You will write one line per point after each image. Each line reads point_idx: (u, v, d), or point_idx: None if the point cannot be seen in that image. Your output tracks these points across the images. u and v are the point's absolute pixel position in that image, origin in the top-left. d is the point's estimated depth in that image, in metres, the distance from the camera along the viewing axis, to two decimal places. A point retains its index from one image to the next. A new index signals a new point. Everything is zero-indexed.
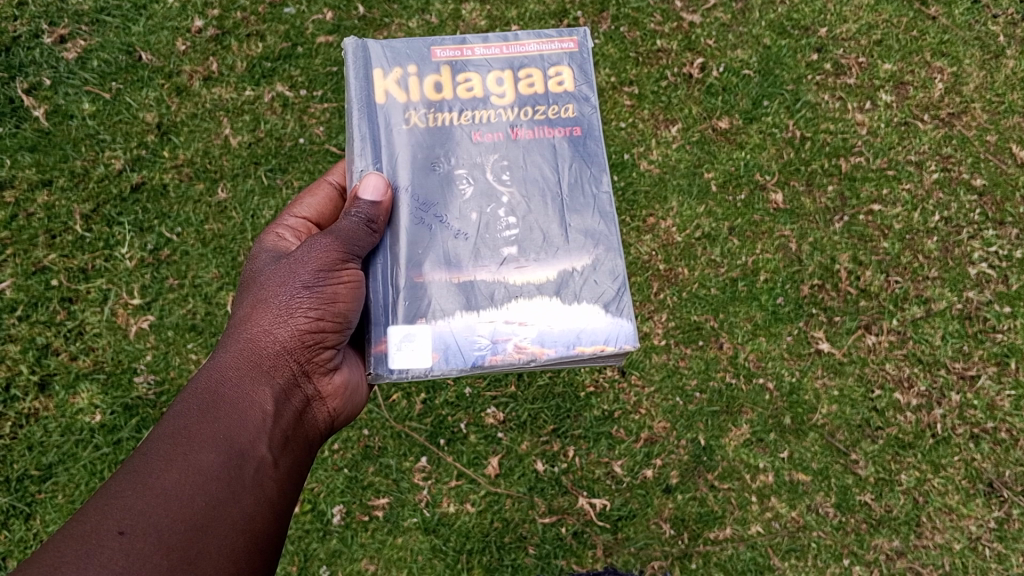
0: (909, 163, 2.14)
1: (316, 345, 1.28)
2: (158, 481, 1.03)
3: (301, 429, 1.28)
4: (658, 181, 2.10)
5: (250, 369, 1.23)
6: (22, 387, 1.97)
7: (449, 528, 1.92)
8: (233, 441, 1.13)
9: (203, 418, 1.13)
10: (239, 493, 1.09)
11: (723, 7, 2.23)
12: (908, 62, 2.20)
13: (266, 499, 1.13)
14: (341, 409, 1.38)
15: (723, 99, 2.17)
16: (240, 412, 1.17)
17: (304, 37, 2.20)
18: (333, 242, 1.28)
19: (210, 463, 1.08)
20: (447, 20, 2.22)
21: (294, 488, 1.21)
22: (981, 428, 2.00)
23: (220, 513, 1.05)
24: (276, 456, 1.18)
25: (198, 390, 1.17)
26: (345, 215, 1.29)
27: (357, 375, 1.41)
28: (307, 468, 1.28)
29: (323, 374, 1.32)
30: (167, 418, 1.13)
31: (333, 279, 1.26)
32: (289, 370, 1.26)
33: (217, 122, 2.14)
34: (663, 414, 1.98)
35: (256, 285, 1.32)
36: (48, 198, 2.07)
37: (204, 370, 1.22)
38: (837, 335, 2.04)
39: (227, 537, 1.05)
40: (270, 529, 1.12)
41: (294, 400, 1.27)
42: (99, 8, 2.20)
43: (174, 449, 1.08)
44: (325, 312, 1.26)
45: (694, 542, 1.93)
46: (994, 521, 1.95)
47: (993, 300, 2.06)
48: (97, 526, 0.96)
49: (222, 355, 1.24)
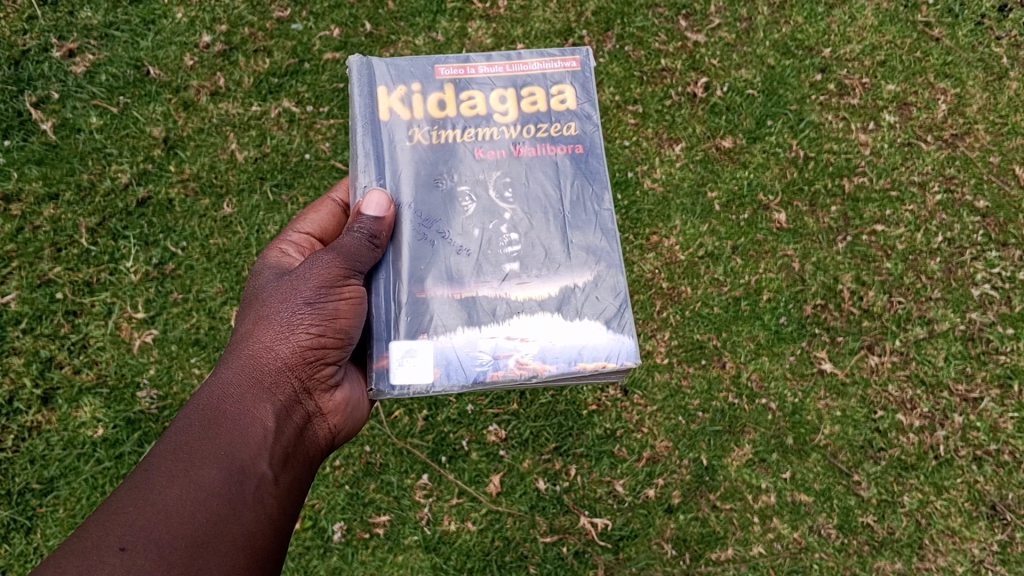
0: (912, 184, 2.15)
1: (317, 361, 1.29)
2: (159, 497, 1.03)
3: (301, 446, 1.28)
4: (661, 200, 2.11)
5: (251, 386, 1.23)
6: (25, 400, 1.97)
7: (450, 546, 1.92)
8: (234, 457, 1.13)
9: (205, 434, 1.14)
10: (239, 510, 1.09)
11: (727, 27, 2.25)
12: (911, 83, 2.22)
13: (266, 516, 1.13)
14: (342, 426, 1.38)
15: (727, 118, 2.18)
16: (241, 428, 1.18)
17: (311, 54, 2.23)
18: (335, 259, 1.28)
19: (211, 479, 1.08)
20: (453, 38, 2.24)
21: (294, 505, 1.21)
22: (984, 450, 1.99)
23: (220, 530, 1.05)
24: (276, 473, 1.18)
25: (199, 406, 1.17)
26: (347, 232, 1.30)
27: (359, 392, 1.41)
28: (307, 484, 1.27)
29: (324, 390, 1.32)
30: (169, 433, 1.14)
31: (335, 295, 1.27)
32: (290, 386, 1.27)
33: (224, 137, 2.16)
34: (665, 433, 1.98)
35: (258, 301, 1.33)
36: (54, 211, 2.09)
37: (205, 386, 1.22)
38: (840, 355, 2.04)
39: (227, 554, 1.05)
40: (269, 546, 1.12)
41: (295, 417, 1.27)
42: (108, 23, 2.22)
43: (176, 464, 1.08)
44: (327, 328, 1.27)
45: (695, 562, 1.92)
46: (997, 544, 1.94)
47: (996, 322, 2.06)
48: (98, 542, 0.96)
49: (223, 372, 1.24)
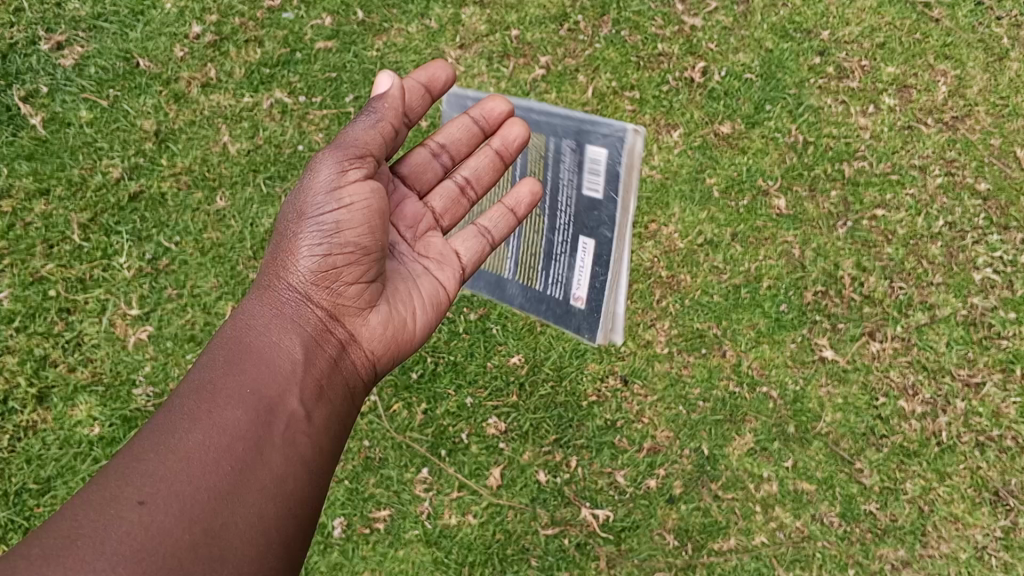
0: (913, 167, 2.12)
1: (339, 285, 1.42)
2: (182, 444, 1.18)
3: (338, 375, 1.41)
4: (659, 187, 2.09)
5: (278, 320, 1.41)
6: (19, 399, 1.95)
7: (450, 539, 1.91)
8: (261, 396, 1.28)
9: (232, 372, 1.30)
10: (265, 453, 1.22)
11: (725, 11, 2.21)
12: (911, 64, 2.19)
13: (298, 452, 1.26)
14: (382, 354, 1.49)
15: (725, 103, 2.15)
16: (269, 364, 1.34)
17: (302, 43, 2.19)
18: (340, 158, 1.40)
19: (233, 421, 1.23)
20: (447, 25, 2.20)
21: (332, 435, 1.35)
22: (986, 435, 1.98)
23: (246, 475, 1.18)
24: (307, 408, 1.32)
25: (239, 339, 1.38)
26: (348, 134, 1.43)
27: (401, 313, 1.51)
28: (347, 413, 1.41)
29: (356, 319, 1.45)
30: (206, 367, 1.33)
31: (338, 209, 1.38)
32: (317, 317, 1.42)
33: (216, 129, 2.13)
34: (666, 423, 1.97)
35: (276, 232, 1.48)
36: (45, 207, 2.06)
37: (234, 323, 1.42)
38: (841, 343, 2.02)
39: (256, 505, 1.17)
40: (301, 489, 1.24)
41: (328, 347, 1.42)
42: (96, 15, 2.18)
43: (201, 407, 1.24)
44: (338, 257, 1.40)
45: (698, 552, 1.92)
46: (999, 530, 1.93)
47: (998, 306, 2.05)
48: (122, 495, 1.10)
49: (252, 308, 1.43)
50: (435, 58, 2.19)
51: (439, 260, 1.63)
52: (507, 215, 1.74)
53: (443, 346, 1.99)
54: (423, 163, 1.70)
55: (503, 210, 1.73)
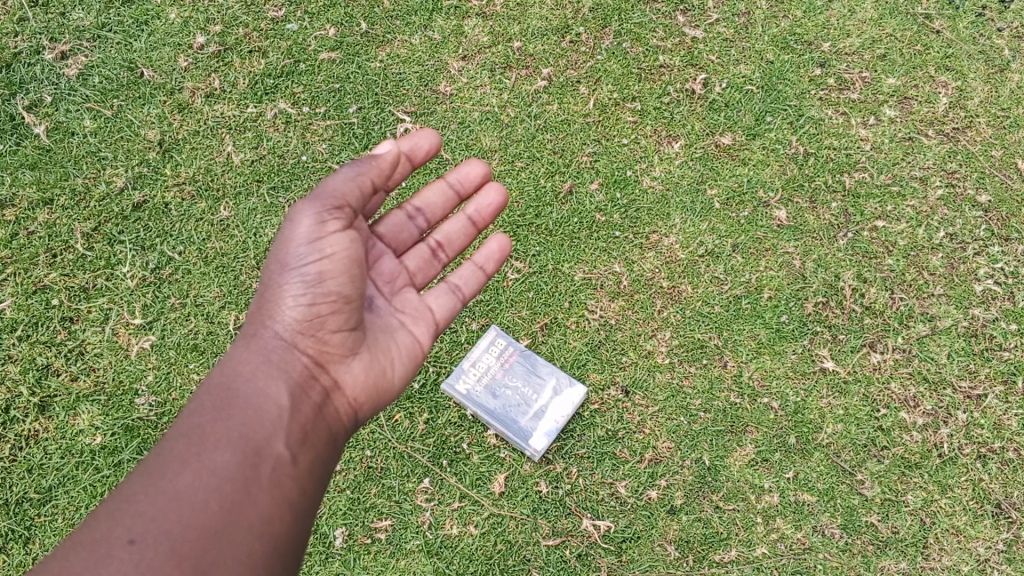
0: (913, 179, 2.13)
1: (323, 333, 1.42)
2: (172, 487, 1.25)
3: (323, 421, 1.42)
4: (660, 198, 2.10)
5: (262, 365, 1.41)
6: (22, 409, 1.96)
7: (452, 550, 1.91)
8: (249, 440, 1.32)
9: (221, 417, 1.34)
10: (254, 494, 1.27)
11: (725, 23, 2.24)
12: (912, 76, 2.20)
13: (284, 496, 1.30)
14: (366, 401, 1.48)
15: (726, 115, 2.17)
16: (256, 408, 1.36)
17: (307, 54, 2.21)
18: (319, 208, 1.41)
19: (222, 467, 1.28)
20: (450, 36, 2.23)
21: (320, 480, 1.38)
22: (988, 447, 1.97)
23: (233, 519, 1.24)
24: (295, 452, 1.35)
25: (223, 382, 1.40)
26: (331, 179, 1.44)
27: (383, 360, 1.50)
28: (334, 458, 1.43)
29: (338, 366, 1.44)
30: (194, 412, 1.36)
31: (320, 258, 1.41)
32: (301, 362, 1.42)
33: (220, 139, 2.14)
34: (667, 433, 1.97)
35: (261, 280, 1.49)
36: (49, 216, 2.08)
37: (222, 367, 1.43)
38: (842, 353, 2.02)
39: (244, 544, 1.23)
40: (289, 530, 1.29)
41: (312, 393, 1.41)
42: (101, 25, 2.23)
43: (190, 451, 1.30)
44: (322, 304, 1.41)
45: (699, 563, 1.91)
46: (1002, 543, 1.93)
47: (999, 318, 2.05)
48: (113, 535, 1.20)
49: (239, 351, 1.44)
50: (437, 70, 2.21)
51: (416, 314, 1.61)
52: (477, 273, 1.74)
53: (444, 355, 2.00)
54: (399, 224, 1.71)
55: (473, 268, 1.74)
